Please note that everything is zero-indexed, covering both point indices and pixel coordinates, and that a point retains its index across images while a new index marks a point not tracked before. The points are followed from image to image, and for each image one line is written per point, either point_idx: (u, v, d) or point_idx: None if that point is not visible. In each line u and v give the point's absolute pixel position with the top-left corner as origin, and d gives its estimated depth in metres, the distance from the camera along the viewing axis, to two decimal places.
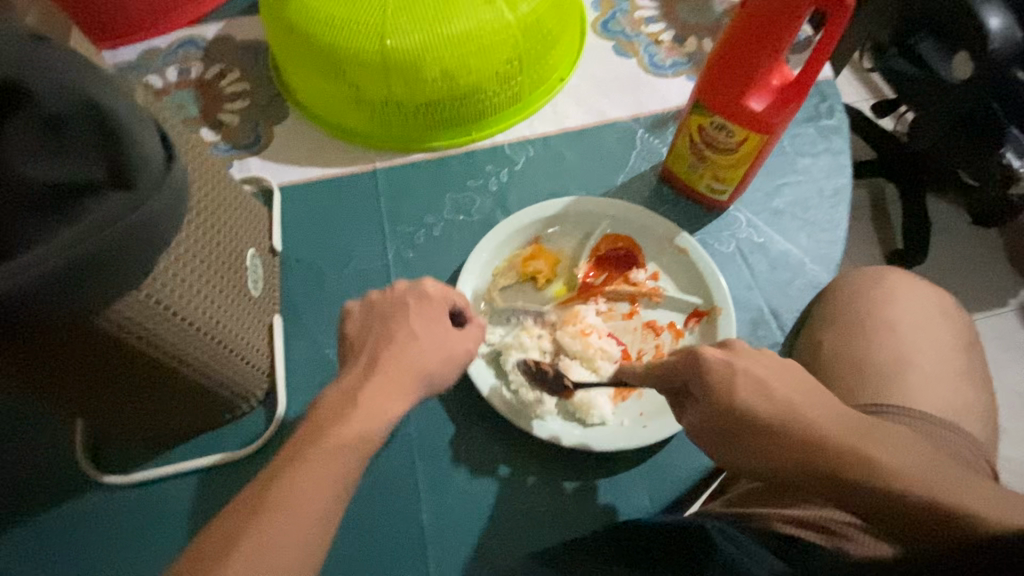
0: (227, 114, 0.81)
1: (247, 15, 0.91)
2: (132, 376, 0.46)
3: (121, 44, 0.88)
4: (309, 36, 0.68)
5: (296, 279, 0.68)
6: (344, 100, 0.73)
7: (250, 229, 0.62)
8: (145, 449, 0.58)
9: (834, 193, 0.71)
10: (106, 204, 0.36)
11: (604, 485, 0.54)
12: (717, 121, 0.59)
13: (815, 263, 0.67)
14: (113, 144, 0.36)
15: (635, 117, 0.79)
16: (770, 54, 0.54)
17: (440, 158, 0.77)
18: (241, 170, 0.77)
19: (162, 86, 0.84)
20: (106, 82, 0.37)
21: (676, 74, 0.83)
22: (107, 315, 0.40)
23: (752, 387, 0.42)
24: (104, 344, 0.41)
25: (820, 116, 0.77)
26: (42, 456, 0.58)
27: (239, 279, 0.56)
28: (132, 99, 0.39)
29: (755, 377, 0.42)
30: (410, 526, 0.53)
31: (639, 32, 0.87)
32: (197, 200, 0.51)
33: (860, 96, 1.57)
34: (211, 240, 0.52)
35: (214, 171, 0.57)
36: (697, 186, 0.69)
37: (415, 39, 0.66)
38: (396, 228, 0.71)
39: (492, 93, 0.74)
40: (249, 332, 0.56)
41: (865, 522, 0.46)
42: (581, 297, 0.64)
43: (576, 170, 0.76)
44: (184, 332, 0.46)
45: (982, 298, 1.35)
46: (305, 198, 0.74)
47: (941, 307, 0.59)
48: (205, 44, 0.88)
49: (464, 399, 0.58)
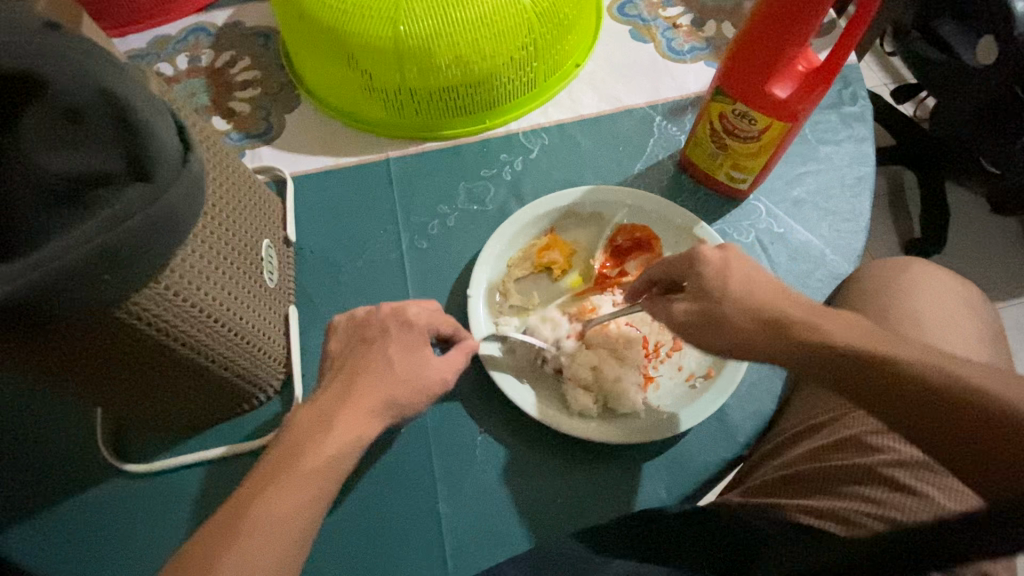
0: (239, 102, 0.81)
1: (257, 2, 0.90)
2: (152, 367, 0.46)
3: (132, 31, 0.87)
4: (321, 22, 0.67)
5: (310, 269, 0.68)
6: (357, 88, 0.73)
7: (264, 219, 0.62)
8: (165, 438, 0.58)
9: (856, 182, 0.70)
10: (125, 196, 0.35)
11: (623, 478, 0.54)
12: (739, 108, 0.57)
13: (837, 254, 0.65)
14: (129, 135, 0.35)
15: (652, 103, 0.78)
16: (797, 38, 0.52)
17: (454, 147, 0.76)
18: (253, 160, 0.76)
19: (173, 75, 0.83)
20: (119, 70, 0.36)
21: (694, 60, 0.81)
22: (127, 306, 0.40)
23: (740, 279, 0.44)
24: (126, 335, 0.41)
25: (842, 102, 0.75)
26: (63, 446, 0.58)
27: (255, 270, 0.56)
28: (148, 90, 0.39)
29: (749, 274, 0.44)
30: (427, 515, 0.53)
31: (657, 15, 0.85)
32: (213, 192, 0.51)
33: (879, 81, 1.54)
34: (227, 231, 0.51)
35: (228, 161, 0.56)
36: (716, 175, 0.67)
37: (429, 25, 0.65)
38: (410, 218, 0.71)
39: (506, 80, 0.73)
40: (265, 323, 0.56)
41: (883, 513, 0.44)
42: (599, 287, 0.63)
43: (591, 159, 0.74)
44: (201, 323, 0.46)
45: (1000, 286, 1.33)
46: (317, 188, 0.73)
47: (966, 299, 0.57)
48: (216, 31, 0.88)
49: (479, 389, 0.58)
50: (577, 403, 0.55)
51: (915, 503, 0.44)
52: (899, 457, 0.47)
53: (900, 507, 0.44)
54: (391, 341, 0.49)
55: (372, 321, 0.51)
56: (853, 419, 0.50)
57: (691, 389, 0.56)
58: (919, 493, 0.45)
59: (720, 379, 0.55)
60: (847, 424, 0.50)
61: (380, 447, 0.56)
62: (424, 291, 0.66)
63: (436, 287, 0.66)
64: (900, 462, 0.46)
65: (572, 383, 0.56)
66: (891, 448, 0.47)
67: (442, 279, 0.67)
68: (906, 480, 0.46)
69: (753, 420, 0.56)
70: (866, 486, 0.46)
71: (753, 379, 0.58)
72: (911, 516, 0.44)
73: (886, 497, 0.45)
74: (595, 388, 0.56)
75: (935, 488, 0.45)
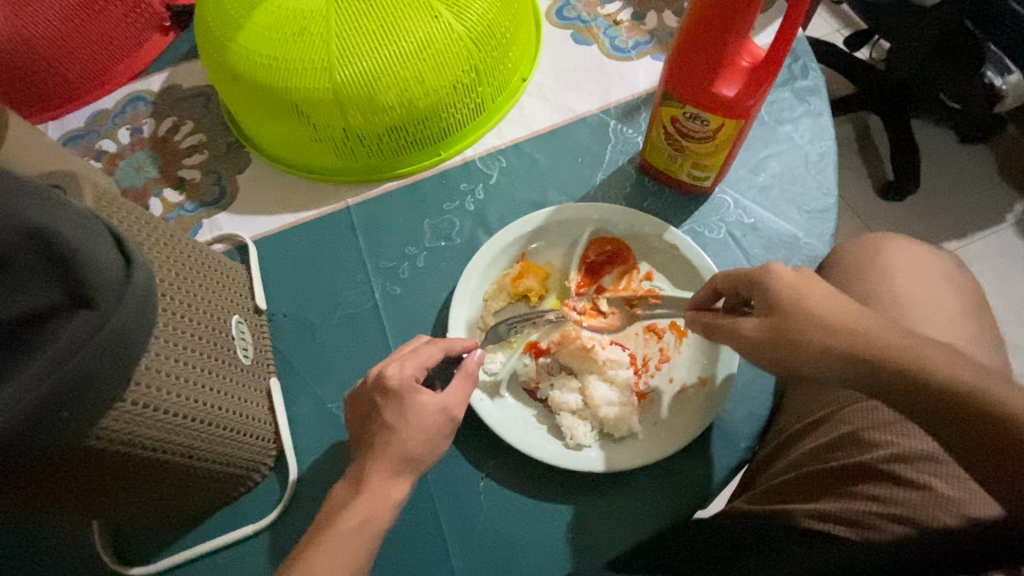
0: (187, 170, 0.79)
1: (191, 61, 0.88)
2: (133, 477, 0.45)
3: (67, 112, 0.84)
4: (256, 81, 0.66)
5: (286, 335, 0.66)
6: (304, 140, 0.71)
7: (230, 295, 0.60)
8: (163, 535, 0.57)
9: (819, 158, 0.69)
10: (70, 328, 0.34)
11: (625, 499, 0.54)
12: (690, 112, 0.57)
13: (811, 237, 0.65)
14: (68, 269, 0.34)
15: (605, 108, 0.77)
16: (737, 34, 0.51)
17: (412, 183, 0.74)
18: (211, 229, 0.74)
19: (117, 151, 0.81)
20: (49, 201, 0.35)
21: (640, 54, 0.80)
22: (96, 433, 0.39)
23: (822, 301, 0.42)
24: (98, 457, 0.40)
25: (795, 78, 0.75)
26: (61, 560, 0.56)
27: (229, 351, 0.55)
28: (78, 208, 0.37)
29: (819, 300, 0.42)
30: (437, 566, 0.53)
31: (596, 14, 0.83)
32: (170, 283, 0.49)
33: (831, 28, 1.53)
34: (193, 322, 0.50)
35: (182, 246, 0.54)
36: (678, 176, 0.67)
37: (366, 68, 0.64)
38: (379, 264, 0.70)
39: (454, 109, 0.71)
40: (247, 404, 0.55)
41: (889, 511, 0.45)
42: (578, 309, 0.62)
43: (553, 174, 0.73)
44: (179, 425, 0.45)
45: (977, 217, 1.34)
46: (281, 249, 0.72)
47: (944, 270, 0.58)
48: (153, 98, 0.85)
49: (474, 434, 0.57)
50: (575, 435, 0.55)
51: (918, 497, 0.45)
52: (899, 450, 0.48)
53: (905, 503, 0.46)
54: (382, 412, 0.49)
55: (352, 412, 0.52)
56: (849, 415, 0.51)
57: (686, 401, 0.56)
58: (921, 485, 0.46)
59: (713, 387, 0.55)
60: (844, 421, 0.51)
61: None
62: (405, 340, 0.65)
63: (415, 333, 0.65)
64: (900, 456, 0.47)
65: (574, 417, 0.56)
66: (891, 442, 0.48)
67: (420, 323, 0.66)
68: (907, 474, 0.47)
69: (751, 422, 0.57)
70: (871, 485, 0.47)
71: (745, 379, 0.59)
72: (918, 512, 0.45)
73: (891, 494, 0.46)
74: (590, 416, 0.56)
75: (937, 479, 0.46)
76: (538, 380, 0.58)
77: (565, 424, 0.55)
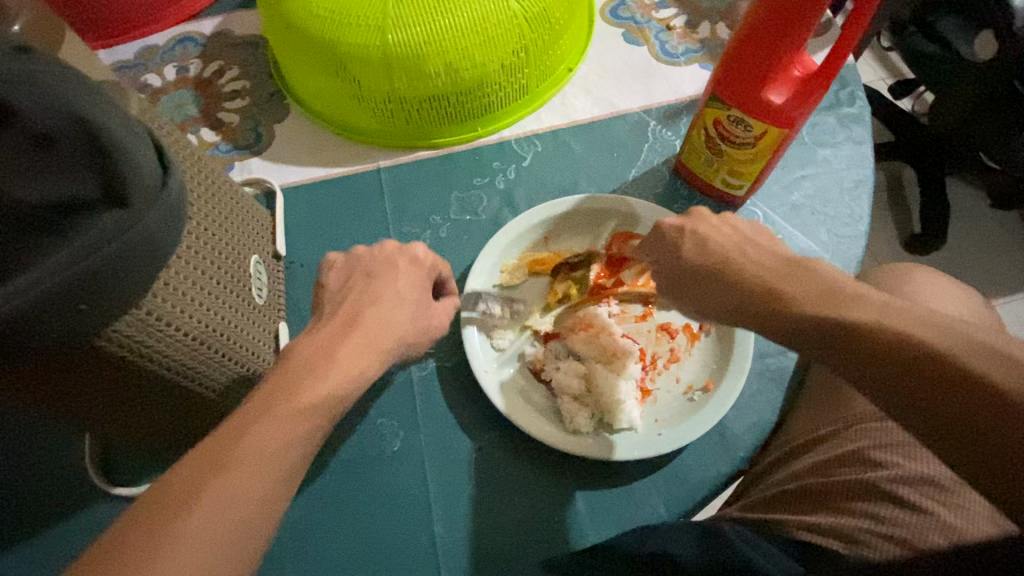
0: (227, 113, 0.79)
1: (245, 9, 0.89)
2: (132, 388, 0.45)
3: (119, 42, 0.86)
4: (308, 31, 0.66)
5: (301, 284, 0.67)
6: (345, 96, 0.71)
7: (254, 235, 0.60)
8: (151, 461, 0.58)
9: (855, 184, 0.69)
10: (100, 223, 0.34)
11: (617, 487, 0.54)
12: (734, 115, 0.56)
13: (836, 260, 0.65)
14: (108, 163, 0.34)
15: (646, 108, 0.77)
16: (793, 42, 0.51)
17: (446, 154, 0.75)
18: (243, 172, 0.75)
19: (161, 86, 0.82)
20: (95, 94, 0.35)
21: (689, 62, 0.80)
22: (106, 334, 0.39)
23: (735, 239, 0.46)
24: (106, 360, 0.40)
25: (840, 104, 0.74)
26: (53, 469, 0.57)
27: (244, 287, 0.54)
28: (123, 109, 0.38)
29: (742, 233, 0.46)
30: (419, 524, 0.54)
31: (650, 18, 0.83)
32: (197, 209, 0.49)
33: (878, 75, 1.53)
34: (212, 249, 0.50)
35: (213, 176, 0.55)
36: (712, 181, 0.66)
37: (418, 32, 0.64)
38: (402, 229, 0.70)
39: (498, 87, 0.72)
40: (255, 341, 0.55)
41: (886, 530, 0.44)
42: (595, 298, 0.62)
43: (586, 165, 0.73)
44: (186, 345, 0.45)
45: (1002, 283, 1.32)
46: (309, 199, 0.73)
47: (967, 314, 0.57)
48: (204, 39, 0.86)
49: (475, 402, 0.59)
50: (575, 421, 0.54)
51: (918, 520, 0.45)
52: (903, 473, 0.47)
53: (903, 524, 0.45)
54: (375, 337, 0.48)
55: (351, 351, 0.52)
56: (855, 433, 0.51)
57: (690, 402, 0.56)
58: (924, 509, 0.45)
59: (718, 392, 0.55)
60: (849, 438, 0.51)
61: (371, 463, 0.57)
62: None
63: None
64: (905, 478, 0.47)
65: (578, 405, 0.55)
66: (897, 464, 0.48)
67: None
68: (910, 496, 0.46)
69: (752, 433, 0.57)
70: (868, 503, 0.46)
71: (751, 391, 0.59)
72: (914, 533, 0.44)
73: (887, 514, 0.46)
74: (591, 402, 0.56)
75: (939, 505, 0.45)
76: (541, 363, 0.58)
77: (568, 409, 0.55)
